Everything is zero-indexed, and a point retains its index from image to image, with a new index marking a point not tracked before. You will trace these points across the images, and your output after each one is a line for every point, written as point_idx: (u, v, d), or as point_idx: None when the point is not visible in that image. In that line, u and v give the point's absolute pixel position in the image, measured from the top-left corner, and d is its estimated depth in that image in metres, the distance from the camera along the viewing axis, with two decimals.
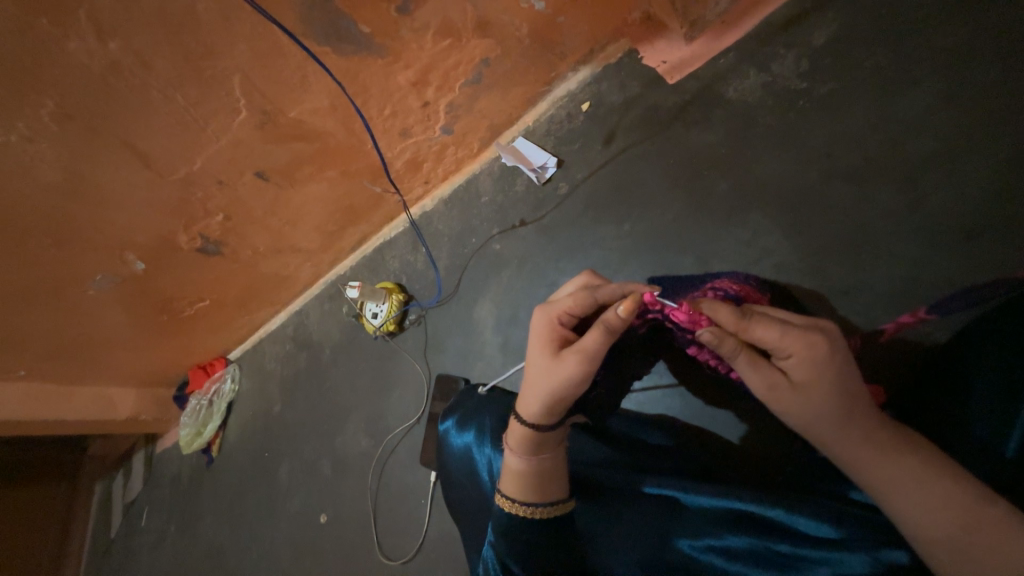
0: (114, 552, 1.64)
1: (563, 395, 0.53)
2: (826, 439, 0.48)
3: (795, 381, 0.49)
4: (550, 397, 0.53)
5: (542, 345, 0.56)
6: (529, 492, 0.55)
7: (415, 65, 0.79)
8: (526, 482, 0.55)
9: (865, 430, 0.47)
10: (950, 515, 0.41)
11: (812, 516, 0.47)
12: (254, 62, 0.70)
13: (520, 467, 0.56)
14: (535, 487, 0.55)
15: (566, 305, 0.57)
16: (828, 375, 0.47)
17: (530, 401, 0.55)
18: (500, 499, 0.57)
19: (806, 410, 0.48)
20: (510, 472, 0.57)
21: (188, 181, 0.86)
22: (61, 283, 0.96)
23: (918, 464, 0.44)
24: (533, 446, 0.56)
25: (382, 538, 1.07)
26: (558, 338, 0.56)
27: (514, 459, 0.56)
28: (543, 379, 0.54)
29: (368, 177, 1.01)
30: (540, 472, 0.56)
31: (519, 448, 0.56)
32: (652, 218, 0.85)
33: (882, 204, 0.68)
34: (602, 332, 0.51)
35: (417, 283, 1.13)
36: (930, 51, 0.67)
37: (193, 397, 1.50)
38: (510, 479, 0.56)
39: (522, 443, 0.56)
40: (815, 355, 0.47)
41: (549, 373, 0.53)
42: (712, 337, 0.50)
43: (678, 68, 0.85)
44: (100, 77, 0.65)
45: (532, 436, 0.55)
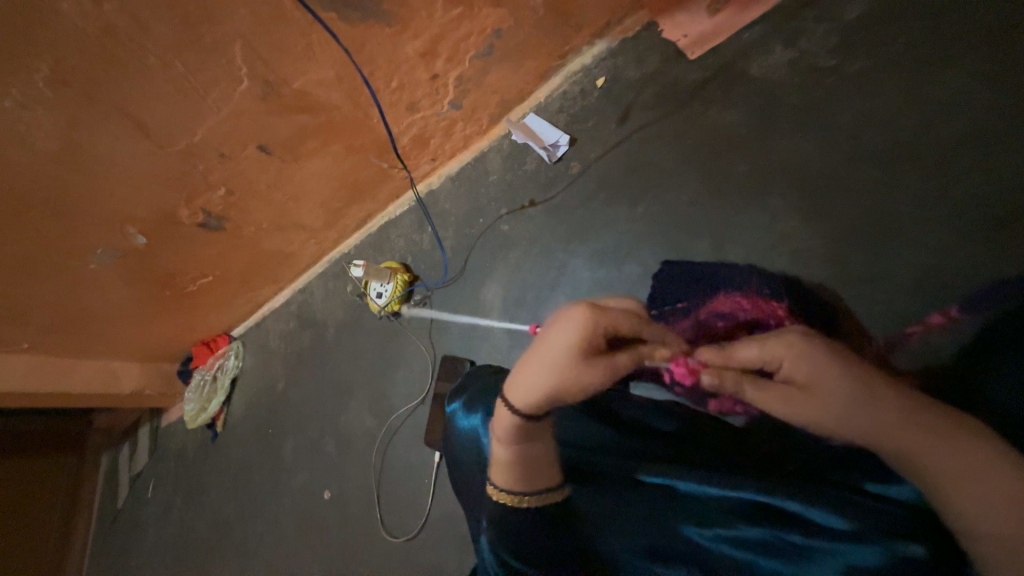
0: (122, 521, 1.67)
1: (568, 399, 0.50)
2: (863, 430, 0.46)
3: (801, 386, 0.48)
4: (560, 400, 0.50)
5: (571, 349, 0.48)
6: (519, 482, 0.55)
7: (424, 35, 0.76)
8: (515, 472, 0.55)
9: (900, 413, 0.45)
10: (1000, 513, 0.39)
11: (823, 507, 0.46)
12: (257, 28, 0.67)
13: (516, 457, 0.55)
14: (527, 476, 0.55)
15: (618, 319, 0.49)
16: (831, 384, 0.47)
17: (530, 390, 0.51)
18: (495, 492, 0.56)
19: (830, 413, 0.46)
20: (500, 463, 0.56)
21: (189, 153, 0.84)
22: (62, 256, 0.95)
23: (954, 457, 0.42)
24: (522, 437, 0.54)
25: (386, 516, 1.08)
26: (592, 348, 0.48)
27: (504, 451, 0.55)
28: (566, 385, 0.49)
29: (374, 152, 0.99)
30: (536, 462, 0.55)
31: (507, 439, 0.54)
32: (667, 200, 0.83)
33: (910, 189, 0.66)
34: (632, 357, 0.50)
35: (423, 263, 1.12)
36: (967, 28, 0.64)
37: (197, 372, 1.50)
38: (501, 470, 0.55)
39: (510, 435, 0.54)
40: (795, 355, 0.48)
41: (575, 381, 0.48)
42: (712, 379, 0.49)
43: (699, 43, 0.81)
44: (97, 42, 0.62)
45: (520, 427, 0.53)
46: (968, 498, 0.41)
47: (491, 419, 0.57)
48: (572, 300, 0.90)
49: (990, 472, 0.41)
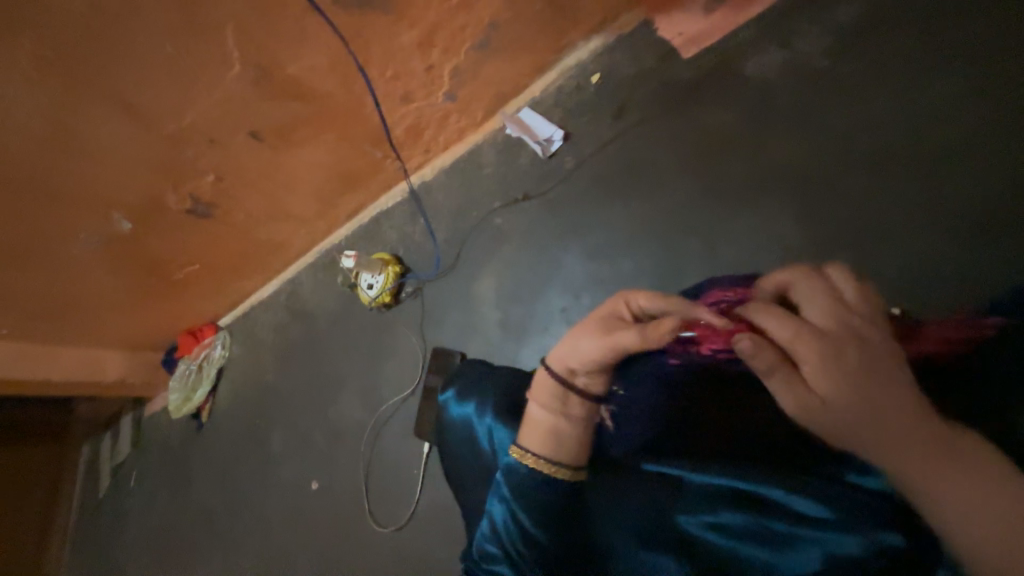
0: (104, 512, 1.65)
1: (580, 355, 0.57)
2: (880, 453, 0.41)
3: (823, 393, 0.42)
4: (571, 353, 0.58)
5: (599, 317, 0.58)
6: (545, 447, 0.57)
7: (420, 25, 0.75)
8: (539, 434, 0.58)
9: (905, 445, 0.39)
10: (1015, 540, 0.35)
11: (806, 494, 0.47)
12: (251, 12, 0.66)
13: (548, 423, 0.58)
14: (549, 442, 0.57)
15: (642, 298, 0.56)
16: (858, 372, 0.41)
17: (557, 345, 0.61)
18: (516, 449, 0.59)
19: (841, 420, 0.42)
20: (532, 423, 0.60)
21: (178, 137, 0.83)
22: (43, 240, 0.92)
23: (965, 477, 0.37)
24: (554, 400, 0.59)
25: (375, 507, 1.08)
26: (614, 318, 0.57)
27: (537, 410, 0.59)
28: (574, 336, 0.58)
29: (368, 142, 0.98)
30: (562, 432, 0.57)
31: (542, 399, 0.59)
32: (660, 196, 0.83)
33: (896, 195, 0.68)
34: (838, 375, 0.41)
35: (415, 255, 1.11)
36: (953, 36, 0.66)
37: (182, 361, 1.48)
38: (529, 428, 0.59)
39: (544, 393, 0.59)
40: (836, 354, 0.41)
41: (583, 335, 0.57)
42: (747, 346, 0.43)
43: (694, 41, 0.82)
44: (84, 20, 0.61)
45: (551, 384, 0.59)
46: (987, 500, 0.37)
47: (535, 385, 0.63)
48: (565, 294, 0.91)
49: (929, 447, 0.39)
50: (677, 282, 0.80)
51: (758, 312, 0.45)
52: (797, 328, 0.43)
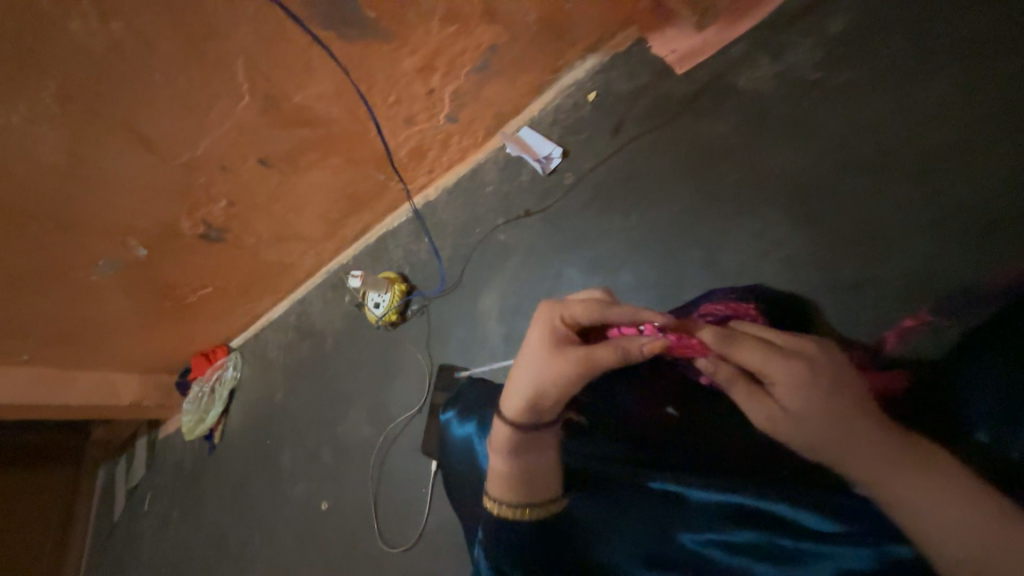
0: (117, 536, 1.66)
1: (547, 389, 0.54)
2: (850, 467, 0.46)
3: (789, 410, 0.48)
4: (534, 391, 0.55)
5: (538, 344, 0.55)
6: (519, 491, 0.57)
7: (421, 50, 0.78)
8: (505, 485, 0.57)
9: (874, 449, 0.45)
10: (971, 542, 0.40)
11: (813, 510, 0.46)
12: (259, 45, 0.70)
13: (516, 468, 0.57)
14: (516, 489, 0.57)
15: (574, 310, 0.56)
16: (824, 393, 0.47)
17: (514, 385, 0.57)
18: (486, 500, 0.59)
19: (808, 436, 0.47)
20: (495, 473, 0.58)
21: (191, 166, 0.86)
22: (64, 267, 0.96)
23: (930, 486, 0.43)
24: (517, 447, 0.57)
25: (383, 527, 1.07)
26: (556, 341, 0.55)
27: (498, 461, 0.58)
28: (529, 373, 0.55)
29: (373, 165, 1.00)
30: (533, 471, 0.57)
31: (501, 450, 0.57)
32: (660, 208, 0.84)
33: (894, 199, 0.67)
34: (809, 394, 0.47)
35: (420, 273, 1.13)
36: (944, 41, 0.66)
37: (195, 383, 1.51)
38: (494, 479, 0.58)
39: (505, 443, 0.57)
40: (805, 377, 0.48)
41: (542, 368, 0.54)
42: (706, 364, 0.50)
43: (688, 57, 0.83)
44: (102, 59, 0.65)
45: (512, 433, 0.57)
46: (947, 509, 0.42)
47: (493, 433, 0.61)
48: None
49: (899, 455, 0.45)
50: (679, 293, 0.80)
51: (741, 343, 0.50)
52: (768, 351, 0.49)
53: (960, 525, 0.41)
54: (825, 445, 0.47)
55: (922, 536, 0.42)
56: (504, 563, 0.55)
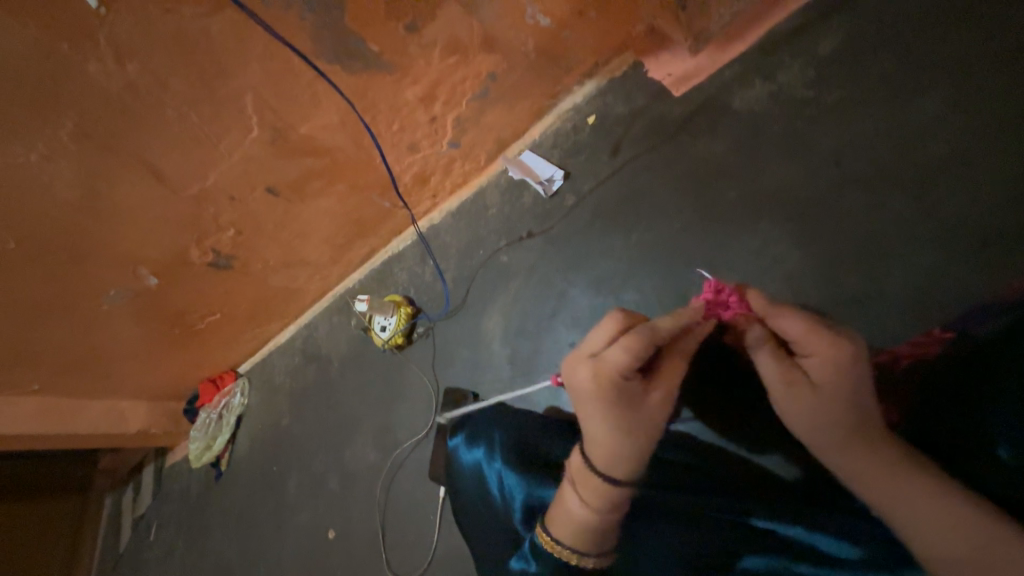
0: (122, 567, 1.63)
1: (640, 443, 0.53)
2: (839, 458, 0.51)
3: (814, 382, 0.51)
4: (626, 454, 0.53)
5: (614, 402, 0.53)
6: (591, 545, 0.55)
7: (422, 80, 0.81)
8: (597, 538, 0.55)
9: (867, 444, 0.50)
10: (960, 539, 0.45)
11: (835, 535, 0.51)
12: (267, 80, 0.72)
13: (591, 523, 0.54)
14: (610, 536, 0.55)
15: (618, 358, 0.53)
16: (856, 368, 0.50)
17: (606, 454, 0.54)
18: (564, 553, 0.55)
19: (821, 413, 0.51)
20: (579, 528, 0.55)
21: (201, 197, 0.88)
22: (75, 297, 0.98)
23: (919, 488, 0.48)
24: (605, 506, 0.54)
25: (391, 555, 1.05)
26: (624, 390, 0.53)
27: (582, 513, 0.55)
28: (618, 435, 0.53)
29: (377, 191, 1.03)
30: (609, 527, 0.55)
31: (589, 505, 0.54)
32: (661, 227, 0.85)
33: (894, 212, 0.67)
34: (844, 376, 0.50)
35: (425, 296, 1.13)
36: (934, 58, 0.67)
37: (203, 410, 1.50)
38: (577, 533, 0.55)
39: (590, 497, 0.54)
40: (843, 357, 0.50)
41: (629, 424, 0.53)
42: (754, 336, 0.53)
43: (683, 79, 0.85)
44: (117, 97, 0.67)
45: (602, 493, 0.54)
46: (931, 516, 0.47)
47: (563, 486, 0.58)
48: (572, 329, 0.91)
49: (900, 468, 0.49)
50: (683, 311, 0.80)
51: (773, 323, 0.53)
52: (814, 326, 0.51)
53: (958, 535, 0.45)
54: (840, 422, 0.51)
55: (912, 537, 0.47)
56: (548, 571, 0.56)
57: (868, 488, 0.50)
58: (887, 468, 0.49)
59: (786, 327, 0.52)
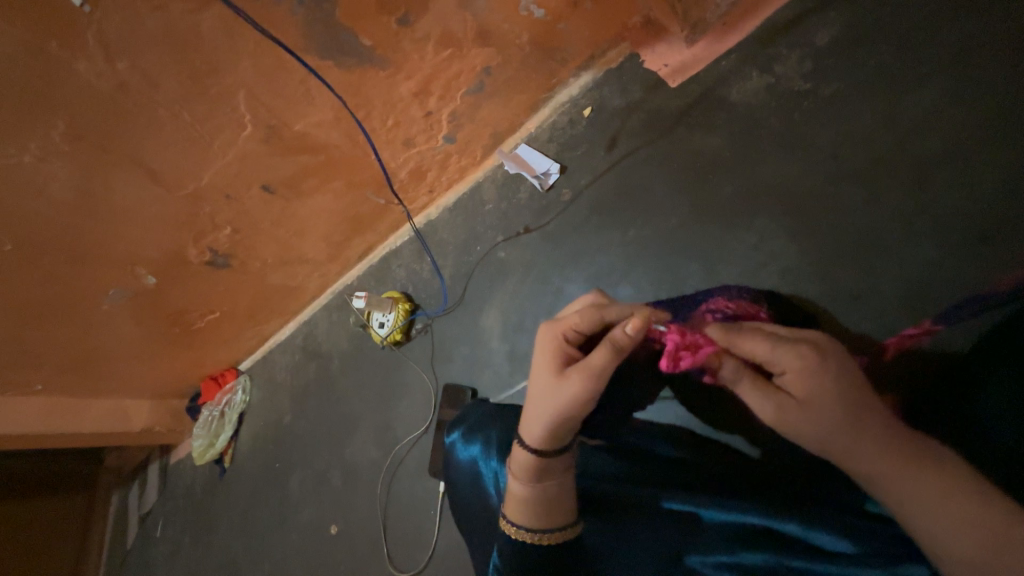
0: (131, 563, 1.66)
1: (563, 416, 0.53)
2: (843, 459, 0.46)
3: (799, 398, 0.47)
4: (551, 421, 0.53)
5: (547, 363, 0.55)
6: (532, 518, 0.54)
7: (416, 76, 0.80)
8: (527, 511, 0.54)
9: (876, 444, 0.44)
10: (980, 538, 0.39)
11: (826, 529, 0.47)
12: (259, 77, 0.72)
13: (527, 494, 0.55)
14: (540, 512, 0.54)
15: (571, 322, 0.56)
16: (834, 378, 0.46)
17: (535, 419, 0.54)
18: (505, 523, 0.56)
19: (812, 428, 0.46)
20: (517, 498, 0.56)
21: (196, 196, 0.88)
22: (75, 298, 0.98)
23: (935, 481, 0.42)
24: (539, 473, 0.54)
25: (393, 550, 1.06)
26: (563, 354, 0.55)
27: (519, 485, 0.55)
28: (546, 400, 0.53)
29: (373, 187, 1.02)
30: (544, 499, 0.54)
31: (522, 475, 0.55)
32: (658, 222, 0.84)
33: (892, 205, 0.67)
34: (817, 382, 0.46)
35: (423, 292, 1.13)
36: (934, 46, 0.66)
37: (205, 408, 1.51)
38: (515, 504, 0.56)
39: (521, 468, 0.55)
40: (811, 363, 0.46)
41: (552, 394, 0.53)
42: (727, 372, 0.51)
43: (679, 71, 0.84)
44: (109, 97, 0.67)
45: (535, 463, 0.54)
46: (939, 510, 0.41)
47: (509, 458, 0.59)
48: None
49: (923, 463, 0.43)
50: None
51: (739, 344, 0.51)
52: (775, 340, 0.48)
53: (974, 529, 0.40)
54: (832, 429, 0.45)
55: (926, 538, 0.42)
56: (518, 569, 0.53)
57: (876, 490, 0.45)
58: (898, 466, 0.43)
59: (745, 348, 0.50)
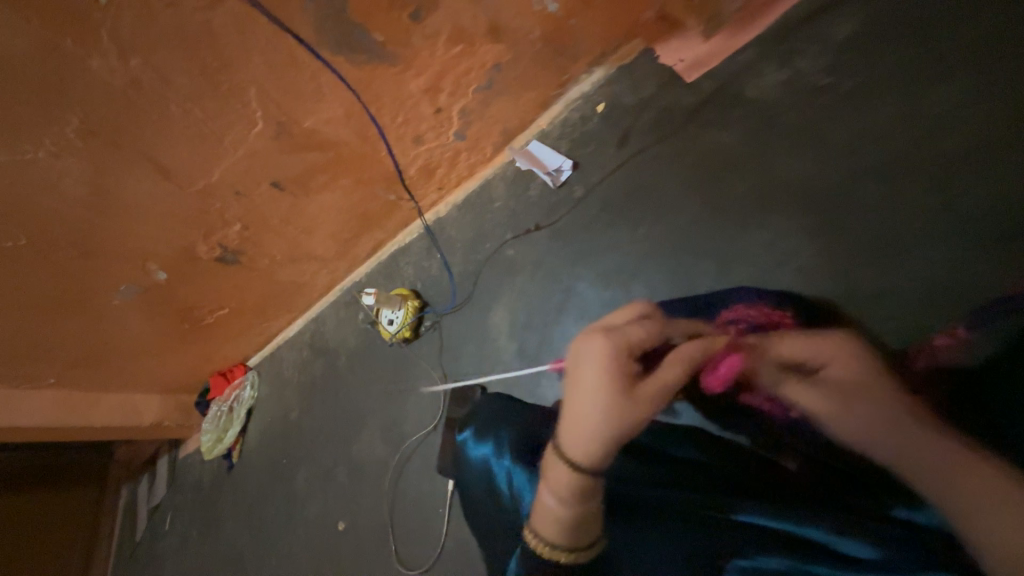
0: (139, 555, 1.68)
1: (627, 433, 0.51)
2: (883, 451, 0.52)
3: (837, 389, 0.58)
4: (614, 437, 0.51)
5: (611, 378, 0.52)
6: (566, 537, 0.51)
7: (426, 72, 0.79)
8: (562, 528, 0.51)
9: (915, 435, 0.50)
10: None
11: (852, 536, 0.46)
12: (270, 74, 0.72)
13: (565, 514, 0.51)
14: (576, 530, 0.51)
15: (634, 337, 0.55)
16: (863, 370, 0.58)
17: (595, 437, 0.51)
18: (532, 540, 0.53)
19: (853, 418, 0.55)
20: (548, 514, 0.52)
21: (206, 192, 0.88)
22: (87, 293, 0.99)
23: (981, 476, 0.44)
24: (579, 493, 0.51)
25: (400, 548, 1.06)
26: (625, 368, 0.53)
27: (553, 501, 0.52)
28: (612, 416, 0.51)
29: (383, 184, 1.02)
30: (580, 518, 0.51)
31: (561, 493, 0.52)
32: (669, 220, 0.83)
33: (911, 203, 0.66)
34: (849, 371, 0.58)
35: (432, 289, 1.13)
36: (958, 40, 0.65)
37: (214, 403, 1.52)
38: (546, 520, 0.52)
39: (562, 485, 0.52)
40: (844, 356, 0.59)
41: (622, 411, 0.51)
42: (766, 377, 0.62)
43: (694, 66, 0.83)
44: (121, 93, 0.67)
45: (579, 481, 0.51)
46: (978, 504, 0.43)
47: (541, 473, 0.54)
48: (580, 322, 0.90)
49: (940, 449, 0.48)
50: None
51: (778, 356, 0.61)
52: (808, 340, 0.61)
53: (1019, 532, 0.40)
54: (873, 419, 0.53)
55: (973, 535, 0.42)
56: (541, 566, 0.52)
57: (918, 483, 0.48)
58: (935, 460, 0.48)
59: (779, 351, 0.61)
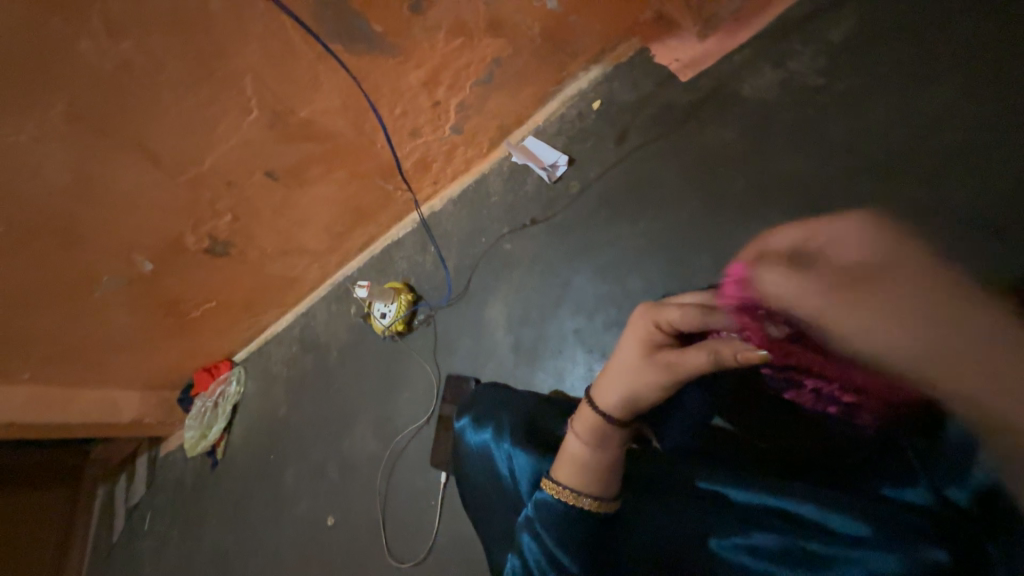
0: (117, 555, 1.63)
1: (642, 398, 0.53)
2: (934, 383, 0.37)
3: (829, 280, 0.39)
4: (630, 394, 0.53)
5: (636, 345, 0.52)
6: (583, 482, 0.55)
7: (426, 65, 0.79)
8: (581, 471, 0.55)
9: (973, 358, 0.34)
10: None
11: (844, 513, 0.47)
12: (267, 61, 0.70)
13: (584, 457, 0.56)
14: (594, 477, 0.55)
15: (671, 315, 0.49)
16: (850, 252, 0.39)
17: (614, 390, 0.54)
18: (551, 486, 0.57)
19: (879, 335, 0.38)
20: (570, 456, 0.57)
21: (197, 181, 0.86)
22: (67, 284, 0.95)
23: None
24: (599, 438, 0.55)
25: (392, 541, 1.06)
26: (652, 341, 0.51)
27: (576, 443, 0.56)
28: (629, 376, 0.52)
29: (378, 176, 1.01)
30: (597, 466, 0.55)
31: (583, 435, 0.56)
32: (665, 215, 0.85)
33: (900, 201, 0.68)
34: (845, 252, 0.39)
35: (427, 283, 1.13)
36: (945, 48, 0.67)
37: (198, 399, 1.49)
38: (567, 464, 0.57)
39: (584, 426, 0.56)
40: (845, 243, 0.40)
41: (640, 375, 0.52)
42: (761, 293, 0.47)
43: (690, 66, 0.85)
44: (111, 76, 0.65)
45: (601, 426, 0.55)
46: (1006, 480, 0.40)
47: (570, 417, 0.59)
48: (576, 316, 0.91)
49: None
50: None
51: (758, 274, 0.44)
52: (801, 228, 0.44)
53: None
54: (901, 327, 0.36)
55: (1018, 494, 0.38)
56: (559, 543, 0.54)
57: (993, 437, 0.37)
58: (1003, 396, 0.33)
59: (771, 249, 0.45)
